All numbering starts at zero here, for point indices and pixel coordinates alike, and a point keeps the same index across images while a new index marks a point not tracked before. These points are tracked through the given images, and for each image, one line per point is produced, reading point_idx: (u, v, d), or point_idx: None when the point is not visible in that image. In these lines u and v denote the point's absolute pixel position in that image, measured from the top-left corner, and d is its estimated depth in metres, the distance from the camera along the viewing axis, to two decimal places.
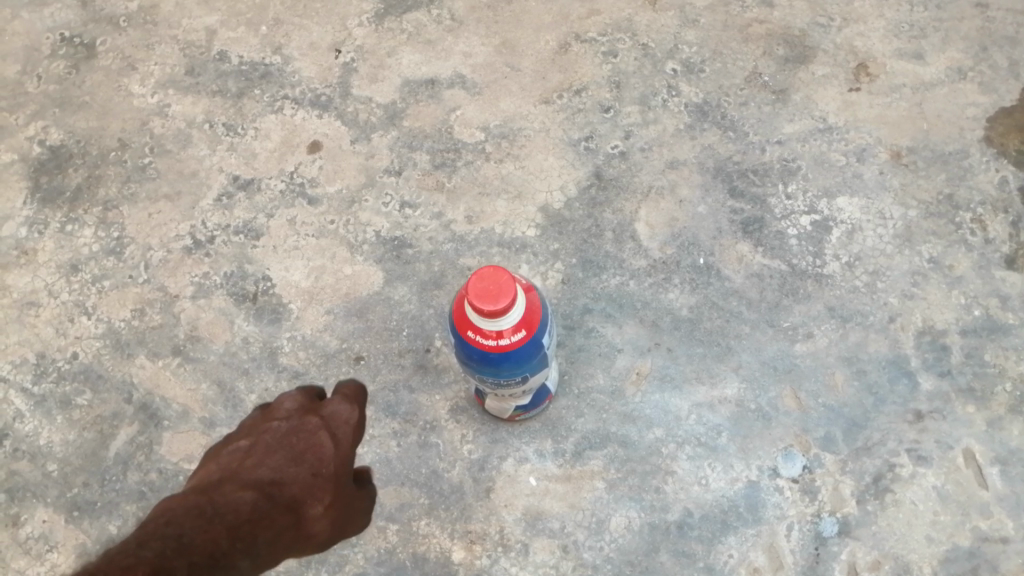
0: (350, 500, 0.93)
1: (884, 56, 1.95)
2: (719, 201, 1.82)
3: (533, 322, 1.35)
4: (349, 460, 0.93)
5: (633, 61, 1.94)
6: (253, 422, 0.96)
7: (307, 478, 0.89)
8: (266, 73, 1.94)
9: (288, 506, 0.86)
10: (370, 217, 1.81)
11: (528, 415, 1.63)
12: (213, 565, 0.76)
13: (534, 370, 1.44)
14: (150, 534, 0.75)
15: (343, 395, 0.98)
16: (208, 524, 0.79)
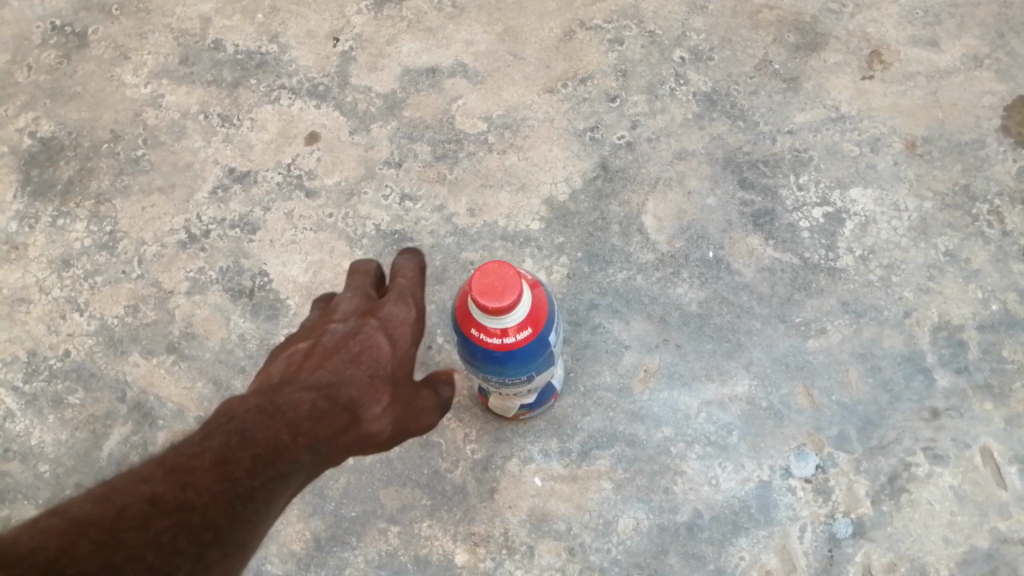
0: (410, 400, 0.94)
1: (898, 43, 1.89)
2: (728, 192, 1.77)
3: (539, 319, 1.30)
4: (407, 360, 0.95)
5: (639, 49, 1.89)
6: (314, 323, 0.98)
7: (365, 379, 0.91)
8: (262, 62, 1.89)
9: (346, 406, 0.88)
10: (370, 210, 1.76)
11: (533, 414, 1.59)
12: (274, 461, 0.80)
13: (540, 369, 1.40)
14: (214, 429, 0.79)
15: (400, 296, 0.99)
16: (269, 421, 0.82)
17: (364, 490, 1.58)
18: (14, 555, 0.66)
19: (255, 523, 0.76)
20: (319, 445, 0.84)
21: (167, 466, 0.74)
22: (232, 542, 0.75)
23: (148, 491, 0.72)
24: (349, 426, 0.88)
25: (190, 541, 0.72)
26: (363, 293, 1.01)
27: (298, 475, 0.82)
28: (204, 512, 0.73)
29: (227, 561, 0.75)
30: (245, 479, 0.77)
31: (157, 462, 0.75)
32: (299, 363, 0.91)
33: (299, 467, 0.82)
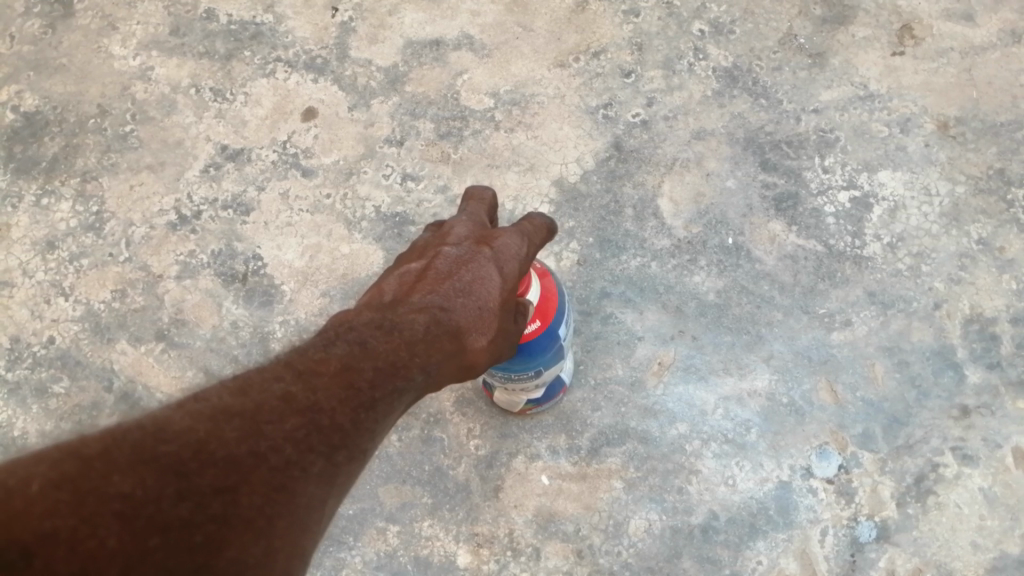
0: (504, 339, 0.91)
1: (930, 16, 1.78)
2: (749, 174, 1.67)
3: (548, 312, 1.21)
4: (511, 296, 0.92)
5: (656, 21, 1.78)
6: (426, 243, 0.93)
7: (477, 311, 0.86)
8: (257, 33, 1.79)
9: (457, 334, 0.83)
10: (369, 191, 1.66)
11: (541, 409, 1.51)
12: (395, 377, 0.73)
13: (547, 363, 1.31)
14: (334, 338, 0.73)
15: (512, 234, 0.96)
16: (387, 335, 0.76)
17: (363, 488, 1.51)
18: (174, 429, 0.61)
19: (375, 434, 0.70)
20: (433, 369, 0.78)
21: (296, 368, 0.69)
22: (358, 447, 0.68)
23: (282, 388, 0.67)
24: (457, 356, 0.82)
25: (323, 439, 0.66)
26: (477, 219, 0.97)
27: (411, 397, 0.75)
28: (334, 413, 0.67)
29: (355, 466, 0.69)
30: (368, 389, 0.70)
31: (283, 364, 0.69)
32: (412, 282, 0.85)
33: (415, 386, 0.75)
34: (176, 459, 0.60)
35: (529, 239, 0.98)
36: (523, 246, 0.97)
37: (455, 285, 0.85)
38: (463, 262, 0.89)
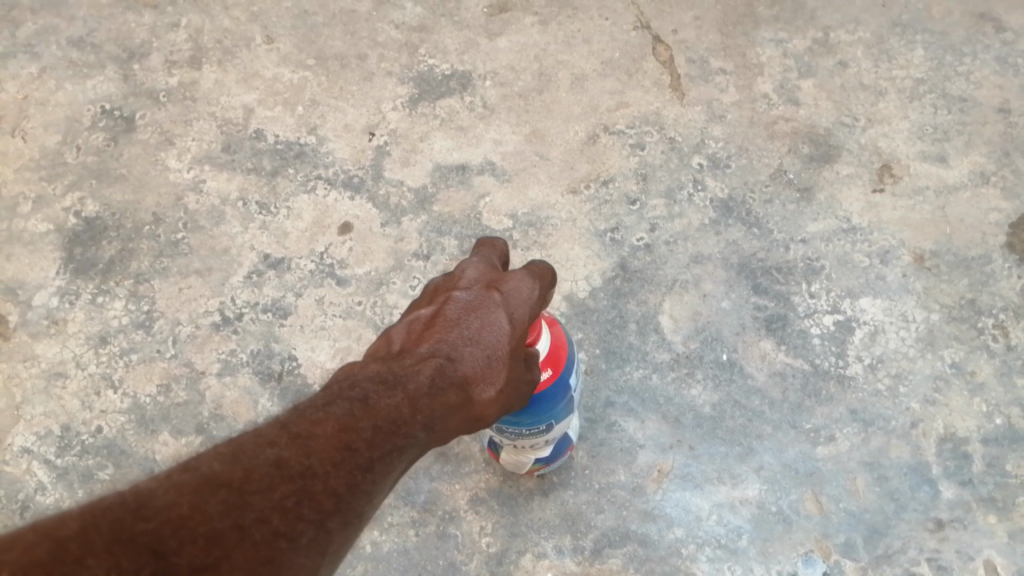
0: (515, 384, 1.08)
1: (907, 158, 1.98)
2: (742, 296, 1.84)
3: (558, 360, 1.32)
4: (519, 340, 1.08)
5: (660, 154, 1.98)
6: (440, 288, 1.12)
7: (483, 359, 1.03)
8: (300, 153, 1.98)
9: (463, 382, 0.99)
10: (397, 299, 1.83)
11: (548, 468, 1.64)
12: (395, 434, 0.88)
13: (558, 417, 1.43)
14: (339, 396, 0.89)
15: (520, 277, 1.13)
16: (390, 391, 0.92)
17: None
18: (154, 508, 0.74)
19: (371, 495, 0.85)
20: (433, 422, 0.94)
21: (292, 433, 0.83)
22: (349, 513, 0.82)
23: (274, 454, 0.80)
24: (461, 406, 0.98)
25: (311, 507, 0.80)
26: (487, 266, 1.15)
27: (412, 449, 0.91)
28: (326, 481, 0.81)
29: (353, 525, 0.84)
30: (365, 450, 0.85)
31: (281, 428, 0.83)
32: (423, 332, 1.04)
33: (414, 441, 0.91)
34: (155, 537, 0.72)
35: (536, 288, 1.15)
36: (530, 290, 1.13)
37: (463, 336, 1.03)
38: (473, 311, 1.06)
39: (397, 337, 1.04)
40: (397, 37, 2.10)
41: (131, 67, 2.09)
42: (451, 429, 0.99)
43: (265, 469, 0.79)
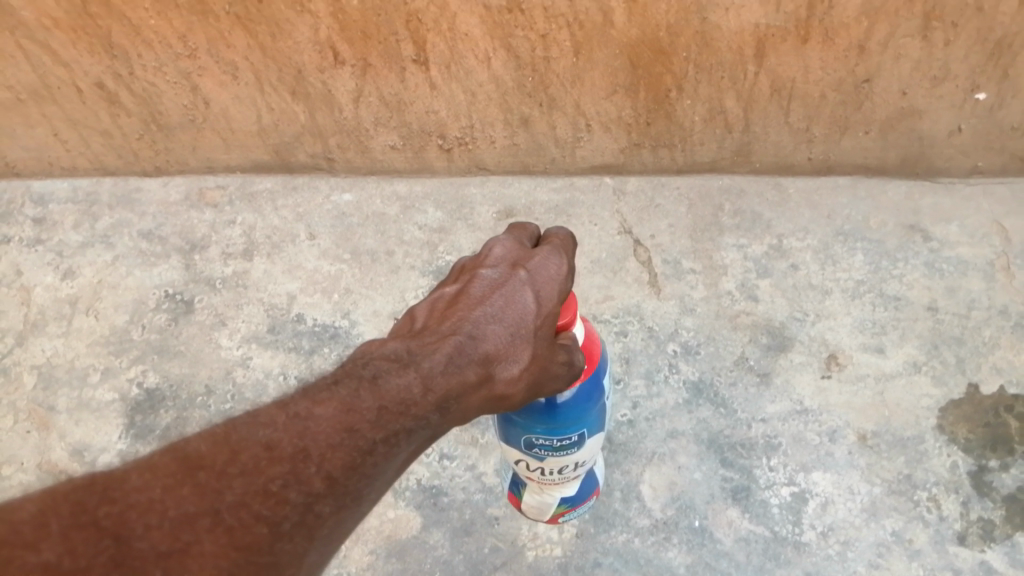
0: (542, 363, 1.33)
1: (851, 348, 2.31)
2: (711, 468, 2.13)
3: (594, 362, 1.54)
4: (544, 314, 1.35)
5: (640, 341, 2.33)
6: (469, 268, 1.41)
7: (507, 339, 1.29)
8: (334, 333, 2.31)
9: (482, 362, 1.26)
10: (413, 465, 2.17)
11: (574, 509, 1.99)
12: (403, 416, 1.17)
13: (590, 430, 1.64)
14: (353, 378, 1.18)
15: (542, 256, 1.41)
16: (403, 371, 1.20)
17: None
18: (124, 493, 1.04)
19: (369, 476, 1.13)
20: (444, 402, 1.21)
21: (291, 414, 1.13)
22: (340, 494, 1.11)
23: (265, 438, 1.10)
24: (477, 386, 1.25)
25: (298, 490, 1.08)
26: (514, 250, 1.43)
27: (423, 428, 1.19)
28: (320, 464, 1.10)
29: (368, 485, 1.14)
30: (368, 432, 1.13)
31: (279, 410, 1.13)
32: (445, 313, 1.33)
33: (425, 422, 1.19)
34: (122, 523, 1.01)
35: (561, 269, 1.40)
36: (557, 269, 1.40)
37: (483, 318, 1.30)
38: (495, 293, 1.34)
39: (432, 315, 1.34)
40: (419, 236, 2.49)
41: (192, 257, 2.47)
42: (473, 403, 1.27)
43: (232, 466, 1.08)
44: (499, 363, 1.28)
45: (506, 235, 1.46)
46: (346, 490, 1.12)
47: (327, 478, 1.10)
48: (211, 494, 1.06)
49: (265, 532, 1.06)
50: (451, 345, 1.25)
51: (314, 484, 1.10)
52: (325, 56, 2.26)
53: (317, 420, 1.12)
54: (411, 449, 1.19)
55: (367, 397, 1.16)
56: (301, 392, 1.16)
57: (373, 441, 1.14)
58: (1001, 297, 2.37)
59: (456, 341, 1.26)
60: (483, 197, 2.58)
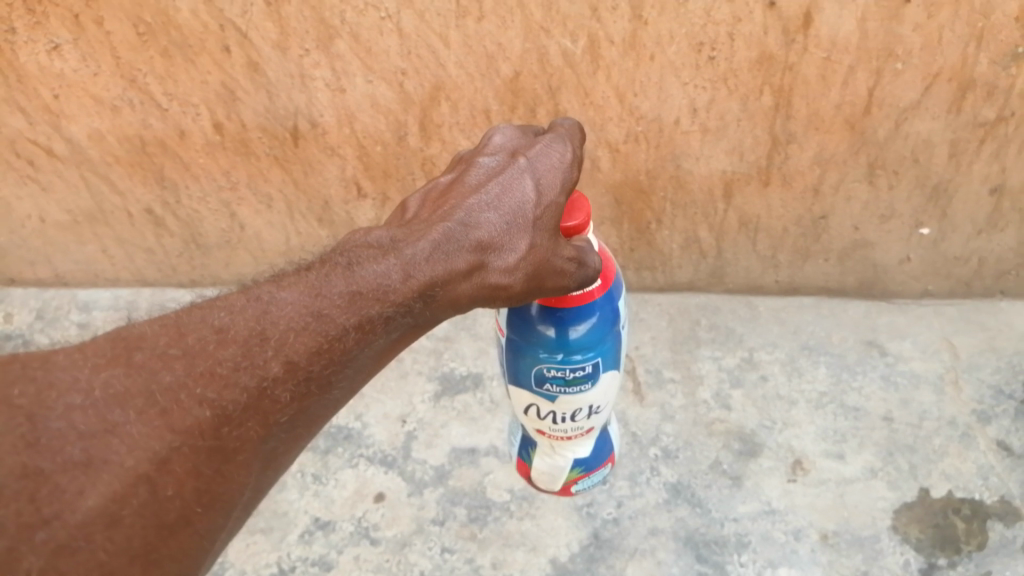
0: (542, 257, 1.46)
1: (814, 454, 2.55)
2: (688, 563, 2.35)
3: (606, 278, 1.67)
4: (540, 202, 1.47)
5: (624, 445, 2.58)
6: (467, 160, 1.56)
7: (502, 228, 1.44)
8: (348, 434, 2.60)
9: (474, 251, 1.41)
10: (417, 557, 2.35)
11: (588, 476, 2.17)
12: (379, 301, 1.34)
13: (604, 363, 1.78)
14: (332, 264, 1.36)
15: (543, 148, 1.54)
16: (383, 255, 1.37)
17: None
18: (47, 372, 1.22)
19: (340, 361, 1.31)
20: (426, 289, 1.37)
21: (254, 298, 1.31)
22: (301, 380, 1.28)
23: (218, 323, 1.28)
24: (462, 276, 1.40)
25: (252, 374, 1.25)
26: (513, 144, 1.56)
27: (400, 313, 1.36)
28: (276, 350, 1.27)
29: (343, 369, 1.32)
30: (337, 318, 1.31)
31: (243, 295, 1.32)
32: (438, 202, 1.48)
33: (398, 309, 1.35)
34: (37, 402, 1.18)
35: (563, 157, 1.53)
36: (555, 160, 1.52)
37: (475, 208, 1.44)
38: (492, 180, 1.48)
39: (428, 202, 1.49)
40: (427, 345, 2.80)
41: None
42: (465, 292, 1.42)
43: (175, 348, 1.25)
44: (491, 251, 1.43)
45: (511, 126, 1.61)
46: (307, 376, 1.29)
47: (287, 362, 1.27)
48: (144, 378, 1.22)
49: (204, 415, 1.22)
50: (440, 231, 1.40)
51: (269, 370, 1.26)
52: (349, 189, 2.58)
53: (284, 307, 1.30)
54: (393, 332, 1.37)
55: (341, 284, 1.33)
56: (285, 278, 1.35)
57: (347, 326, 1.31)
58: (950, 408, 2.61)
59: (446, 228, 1.40)
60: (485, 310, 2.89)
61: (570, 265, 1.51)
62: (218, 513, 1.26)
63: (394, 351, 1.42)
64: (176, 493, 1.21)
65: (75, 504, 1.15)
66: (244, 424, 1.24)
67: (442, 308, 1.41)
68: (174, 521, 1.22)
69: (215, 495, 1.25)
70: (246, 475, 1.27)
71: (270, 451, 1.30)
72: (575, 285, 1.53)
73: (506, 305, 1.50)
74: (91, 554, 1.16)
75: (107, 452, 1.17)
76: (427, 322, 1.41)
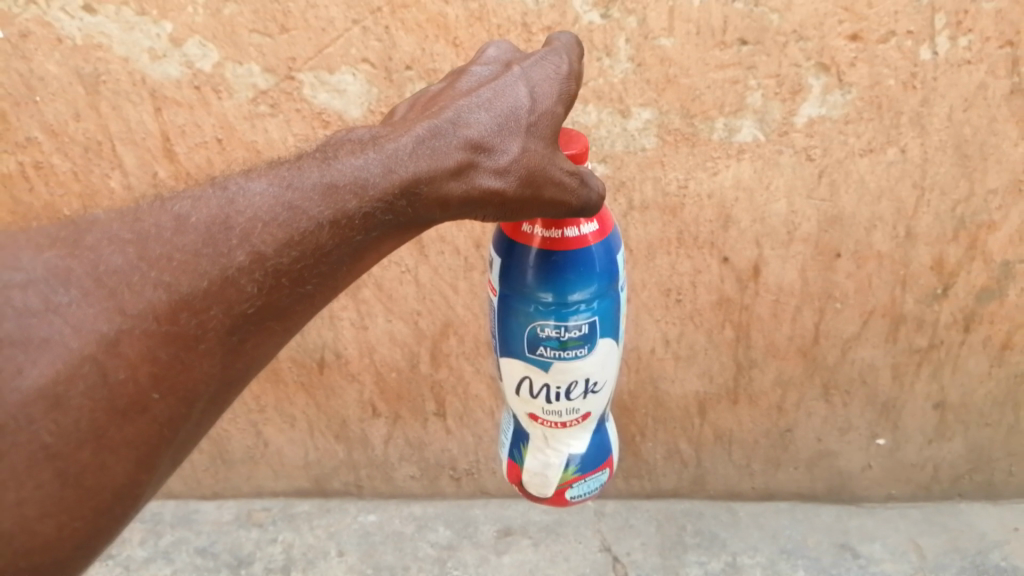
0: (539, 168, 1.36)
1: None
2: None
3: (603, 228, 1.56)
4: (536, 107, 1.37)
5: None
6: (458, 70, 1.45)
7: (492, 130, 1.33)
8: None
9: (462, 150, 1.31)
10: None
11: (586, 482, 1.80)
12: (356, 195, 1.23)
13: (602, 325, 1.59)
14: (306, 161, 1.26)
15: (541, 57, 1.44)
16: (363, 148, 1.27)
17: None
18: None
19: (318, 251, 1.21)
20: (408, 187, 1.27)
21: (221, 187, 1.21)
22: (269, 267, 1.18)
23: (179, 211, 1.19)
24: (449, 177, 1.30)
25: (216, 262, 1.16)
26: (509, 54, 1.46)
27: (378, 207, 1.25)
28: (239, 239, 1.17)
29: (320, 263, 1.23)
30: (308, 211, 1.20)
31: (211, 183, 1.23)
32: (427, 106, 1.38)
33: (374, 203, 1.24)
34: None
35: (559, 69, 1.43)
36: (554, 69, 1.42)
37: (466, 106, 1.33)
38: (485, 85, 1.37)
39: (417, 106, 1.41)
40: (432, 553, 2.98)
41: (238, 571, 2.91)
42: (453, 196, 1.32)
43: (129, 232, 1.17)
44: (481, 151, 1.32)
45: (509, 43, 1.50)
46: (276, 268, 1.19)
47: (255, 252, 1.17)
48: (89, 262, 1.15)
49: (158, 298, 1.13)
50: (424, 128, 1.29)
51: (234, 258, 1.16)
52: (366, 409, 2.89)
53: (254, 197, 1.20)
54: (374, 229, 1.26)
55: (315, 176, 1.23)
56: (261, 169, 1.25)
57: (321, 219, 1.21)
58: None
59: (432, 125, 1.30)
60: (486, 517, 3.10)
61: (571, 179, 1.40)
62: (180, 402, 1.17)
63: (378, 252, 1.32)
64: (127, 376, 1.13)
65: (13, 382, 1.08)
66: (205, 311, 1.15)
67: (427, 207, 1.31)
68: (126, 408, 1.14)
69: (175, 384, 1.16)
70: (209, 362, 1.17)
71: (239, 339, 1.20)
72: (577, 205, 1.42)
73: (497, 217, 1.40)
74: (33, 436, 1.09)
75: (49, 331, 1.10)
76: (412, 219, 1.31)
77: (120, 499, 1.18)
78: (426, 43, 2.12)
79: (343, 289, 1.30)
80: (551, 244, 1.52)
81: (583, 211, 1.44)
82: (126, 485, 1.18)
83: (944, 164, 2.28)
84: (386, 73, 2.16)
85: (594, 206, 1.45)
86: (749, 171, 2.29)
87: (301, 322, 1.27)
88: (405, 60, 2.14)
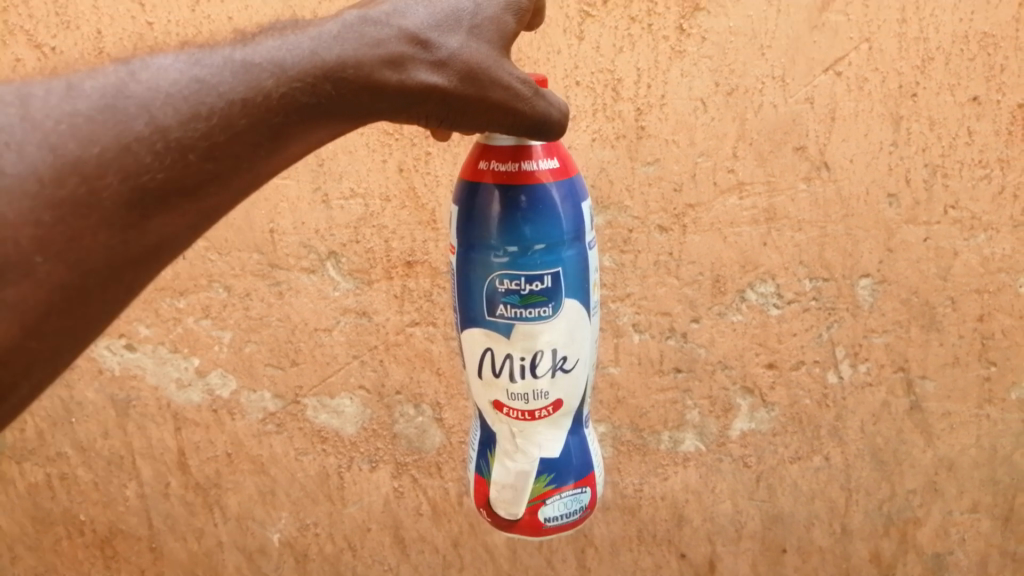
0: (481, 71, 1.37)
1: None
2: None
3: (561, 167, 1.56)
4: (478, 13, 1.38)
5: None
6: None
7: (428, 25, 1.34)
8: None
9: (397, 40, 1.31)
10: None
11: (562, 497, 1.67)
12: (280, 74, 1.23)
13: (566, 282, 1.57)
14: (221, 42, 1.25)
15: None
16: (287, 33, 1.27)
17: None
18: None
19: (231, 128, 1.20)
20: (338, 72, 1.27)
21: (122, 67, 1.18)
22: (175, 146, 1.16)
23: (73, 84, 1.15)
24: (386, 68, 1.30)
25: (114, 134, 1.13)
26: None
27: (301, 87, 1.25)
28: (139, 116, 1.15)
29: (232, 142, 1.21)
30: (222, 88, 1.19)
31: (112, 63, 1.20)
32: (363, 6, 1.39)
33: (300, 83, 1.25)
34: None
35: None
36: None
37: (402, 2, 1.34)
38: None
39: None
40: None
41: None
42: (389, 85, 1.31)
43: (11, 96, 1.12)
44: (419, 45, 1.33)
45: None
46: (181, 143, 1.17)
47: (156, 125, 1.15)
48: None
49: (44, 160, 1.09)
50: (354, 17, 1.31)
51: (133, 127, 1.14)
52: None
53: (157, 71, 1.18)
54: (296, 112, 1.26)
55: (234, 52, 1.22)
56: (171, 48, 1.24)
57: (232, 98, 1.20)
58: None
59: (364, 14, 1.31)
60: None
61: (520, 87, 1.42)
62: (72, 271, 1.13)
63: (307, 141, 1.31)
64: (6, 236, 1.07)
65: None
66: (100, 179, 1.12)
67: (357, 93, 1.29)
68: (9, 267, 1.08)
69: (68, 254, 1.12)
70: (104, 234, 1.14)
71: (140, 215, 1.16)
72: (528, 116, 1.44)
73: (439, 119, 1.39)
74: None
75: None
76: (341, 105, 1.29)
77: (9, 365, 1.11)
78: (414, 372, 2.53)
79: (262, 177, 1.28)
80: (505, 179, 1.53)
81: (539, 124, 1.45)
82: (13, 348, 1.11)
83: (864, 469, 2.59)
84: (378, 397, 2.56)
85: (546, 123, 1.46)
86: (695, 476, 2.60)
87: (220, 209, 1.25)
88: (395, 386, 2.55)
